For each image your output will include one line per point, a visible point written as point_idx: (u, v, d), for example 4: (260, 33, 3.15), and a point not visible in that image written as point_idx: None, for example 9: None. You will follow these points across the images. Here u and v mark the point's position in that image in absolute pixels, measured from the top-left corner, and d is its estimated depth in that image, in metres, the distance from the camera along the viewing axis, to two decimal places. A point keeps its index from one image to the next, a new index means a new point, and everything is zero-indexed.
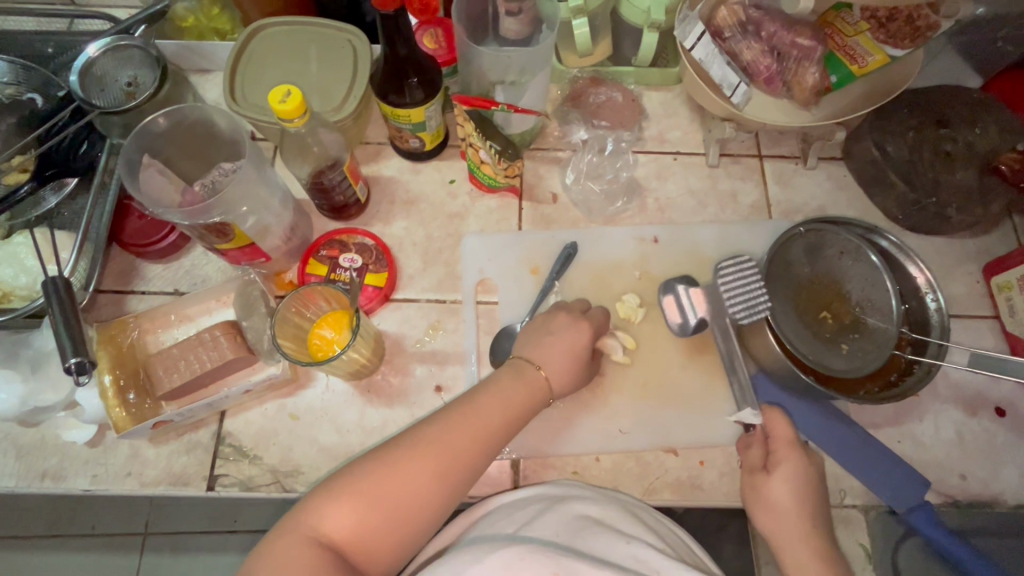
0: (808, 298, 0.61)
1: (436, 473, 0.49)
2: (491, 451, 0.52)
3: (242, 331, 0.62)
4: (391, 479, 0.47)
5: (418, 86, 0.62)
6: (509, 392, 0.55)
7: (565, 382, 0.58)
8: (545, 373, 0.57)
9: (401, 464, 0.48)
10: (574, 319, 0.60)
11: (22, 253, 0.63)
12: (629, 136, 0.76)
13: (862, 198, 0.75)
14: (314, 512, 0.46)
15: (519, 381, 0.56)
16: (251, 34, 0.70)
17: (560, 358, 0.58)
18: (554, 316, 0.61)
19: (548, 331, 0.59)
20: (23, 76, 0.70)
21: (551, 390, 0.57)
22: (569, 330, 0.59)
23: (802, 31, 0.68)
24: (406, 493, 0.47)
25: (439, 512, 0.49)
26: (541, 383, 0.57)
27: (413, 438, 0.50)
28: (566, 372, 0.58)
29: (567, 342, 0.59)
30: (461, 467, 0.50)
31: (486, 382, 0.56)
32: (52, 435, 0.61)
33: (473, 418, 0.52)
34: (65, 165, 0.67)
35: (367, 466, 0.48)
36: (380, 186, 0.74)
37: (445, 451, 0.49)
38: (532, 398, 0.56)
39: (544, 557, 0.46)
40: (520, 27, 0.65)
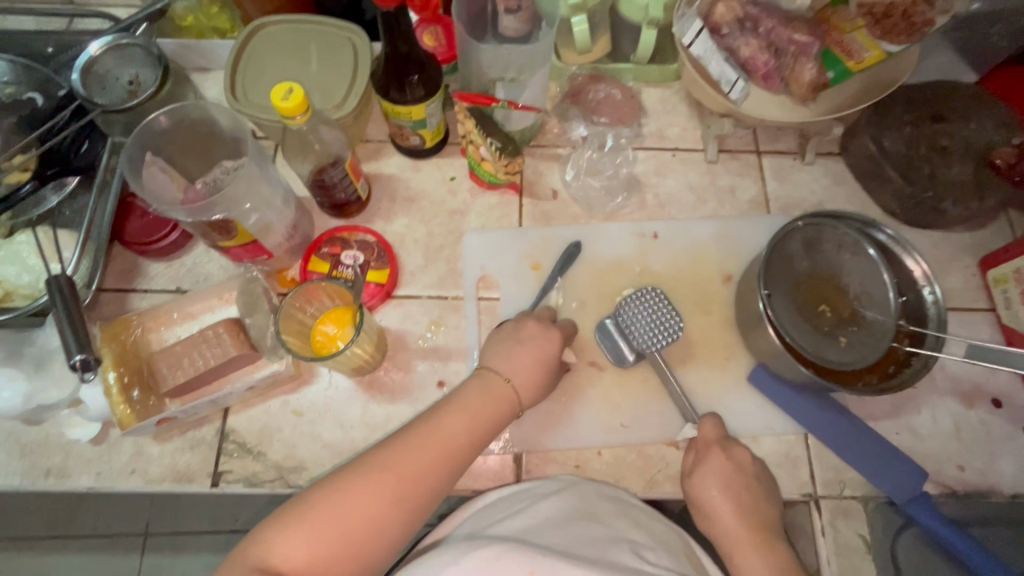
0: (807, 292, 0.62)
1: (394, 496, 0.49)
2: (454, 470, 0.52)
3: (245, 328, 0.62)
4: (346, 506, 0.47)
5: (419, 84, 0.62)
6: (474, 409, 0.55)
7: (532, 393, 0.58)
8: (512, 385, 0.57)
9: (358, 490, 0.48)
10: (543, 328, 0.61)
11: (24, 253, 0.64)
12: (628, 132, 0.76)
13: (860, 193, 0.75)
14: (270, 539, 0.46)
15: (483, 396, 0.56)
16: (251, 33, 0.70)
17: (526, 369, 0.58)
18: (523, 324, 0.61)
19: (514, 339, 0.59)
20: (23, 75, 0.70)
21: (519, 403, 0.58)
22: (532, 342, 0.59)
23: (798, 28, 0.69)
24: (363, 519, 0.47)
25: (397, 537, 0.49)
26: (507, 396, 0.57)
27: (372, 461, 0.50)
28: (531, 384, 0.58)
29: (533, 354, 0.59)
30: (420, 489, 0.50)
31: (452, 398, 0.56)
32: (56, 433, 0.61)
33: (435, 437, 0.52)
34: (66, 164, 0.67)
35: (324, 492, 0.48)
36: (381, 183, 0.74)
37: (405, 474, 0.49)
38: (497, 412, 0.56)
39: (526, 558, 0.47)
40: (518, 24, 0.66)
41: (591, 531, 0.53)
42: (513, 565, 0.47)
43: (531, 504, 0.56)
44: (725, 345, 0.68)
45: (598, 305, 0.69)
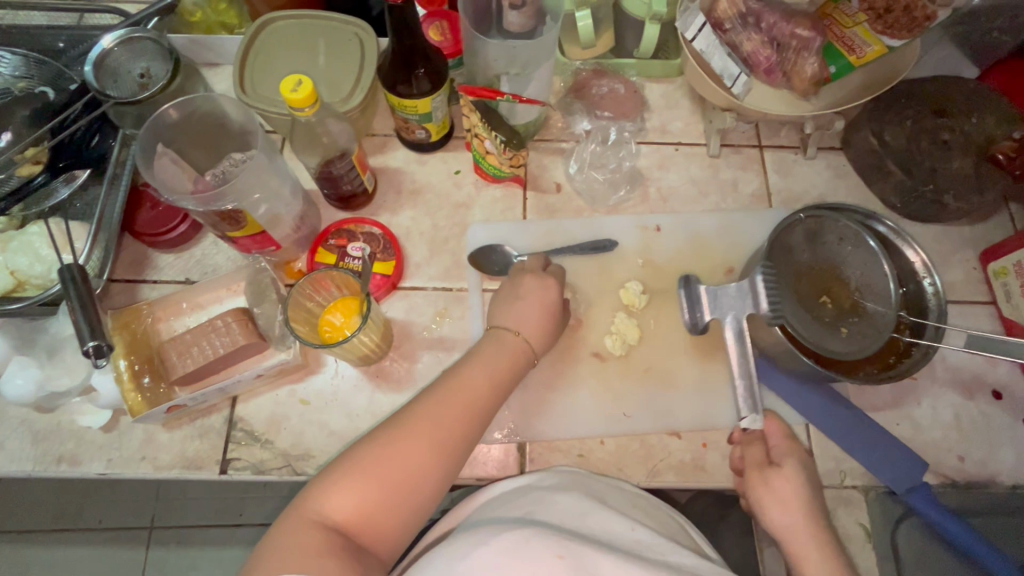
0: (808, 283, 0.62)
1: (433, 444, 0.50)
2: (484, 417, 0.54)
3: (253, 318, 0.63)
4: (389, 457, 0.48)
5: (425, 77, 0.63)
6: (492, 359, 0.57)
7: (541, 342, 0.60)
8: (523, 337, 0.59)
9: (397, 443, 0.49)
10: (540, 279, 0.62)
11: (37, 243, 0.64)
12: (631, 126, 0.77)
13: (861, 187, 0.76)
14: (318, 498, 0.47)
15: (499, 349, 0.58)
16: (259, 28, 0.71)
17: (533, 321, 0.60)
18: (520, 279, 0.62)
19: (516, 295, 0.61)
20: (36, 69, 0.71)
21: (532, 352, 0.59)
22: (538, 295, 0.61)
23: (801, 22, 0.70)
24: (407, 468, 0.48)
25: (441, 483, 0.50)
26: (519, 345, 0.59)
27: (405, 417, 0.51)
28: (540, 333, 0.60)
29: (536, 306, 0.60)
30: (455, 434, 0.51)
31: (470, 353, 0.57)
32: (67, 421, 0.62)
33: (461, 388, 0.54)
34: (78, 156, 0.68)
35: (364, 449, 0.49)
36: (387, 176, 0.75)
37: (438, 422, 0.51)
38: (514, 363, 0.58)
39: (553, 541, 0.47)
40: (524, 20, 0.66)
41: (612, 519, 0.54)
42: (540, 548, 0.46)
43: (549, 492, 0.56)
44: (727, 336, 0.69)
45: (602, 296, 0.70)
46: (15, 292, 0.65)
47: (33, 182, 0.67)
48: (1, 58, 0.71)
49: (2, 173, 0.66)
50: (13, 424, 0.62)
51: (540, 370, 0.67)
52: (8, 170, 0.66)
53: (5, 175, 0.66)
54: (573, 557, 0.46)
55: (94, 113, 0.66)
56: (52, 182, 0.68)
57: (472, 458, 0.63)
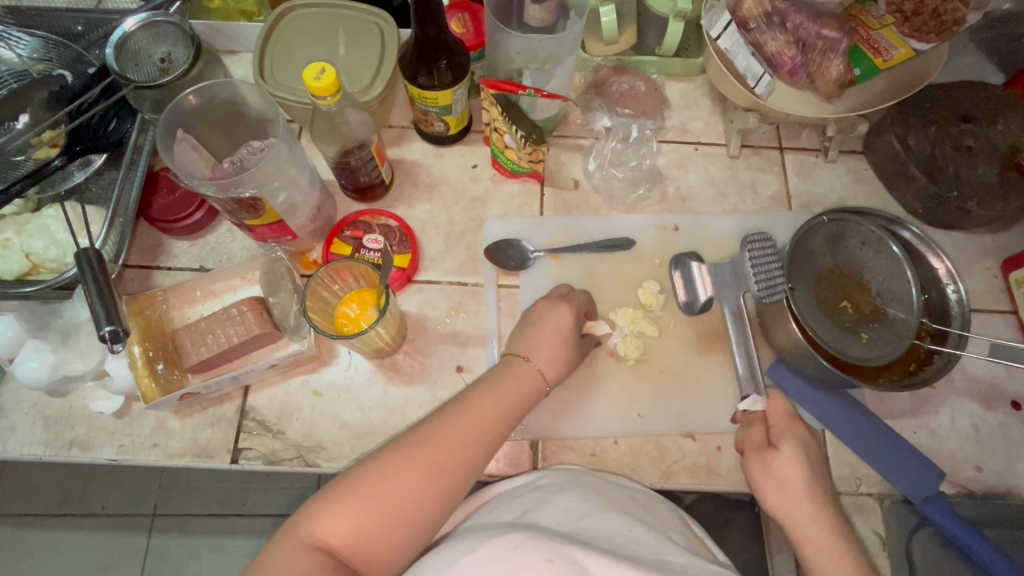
0: (828, 288, 0.62)
1: (435, 473, 0.49)
2: (489, 448, 0.53)
3: (268, 307, 0.63)
4: (391, 482, 0.48)
5: (446, 69, 0.63)
6: (502, 391, 0.55)
7: (558, 375, 0.59)
8: (538, 368, 0.58)
9: (397, 471, 0.48)
10: (555, 304, 0.62)
11: (52, 226, 0.64)
12: (652, 124, 0.76)
13: (882, 192, 0.75)
14: (314, 516, 0.46)
15: (513, 378, 0.56)
16: (278, 16, 0.71)
17: (552, 354, 0.59)
18: (541, 306, 0.62)
19: (537, 323, 0.60)
20: (54, 51, 0.71)
21: (542, 385, 0.58)
22: (556, 323, 0.60)
23: (828, 23, 0.69)
24: (408, 497, 0.48)
25: (435, 518, 0.49)
26: (536, 375, 0.58)
27: (409, 441, 0.50)
28: (556, 366, 0.59)
29: (554, 337, 0.59)
30: (455, 470, 0.50)
31: (480, 383, 0.56)
32: (79, 405, 0.62)
33: (465, 419, 0.52)
34: (95, 141, 0.67)
35: (367, 470, 0.48)
36: (404, 168, 0.74)
37: (440, 453, 0.50)
38: (526, 395, 0.56)
39: (544, 546, 0.47)
40: (545, 14, 0.65)
41: (614, 519, 0.53)
42: (530, 552, 0.46)
43: (550, 493, 0.56)
44: None
45: (618, 295, 0.69)
46: (30, 275, 0.64)
47: (49, 165, 0.66)
48: (20, 40, 0.70)
49: (20, 155, 0.65)
50: (24, 407, 0.62)
51: None
52: (26, 153, 0.65)
53: (23, 158, 0.66)
54: (566, 562, 0.46)
55: (114, 97, 0.65)
56: (68, 166, 0.67)
57: None
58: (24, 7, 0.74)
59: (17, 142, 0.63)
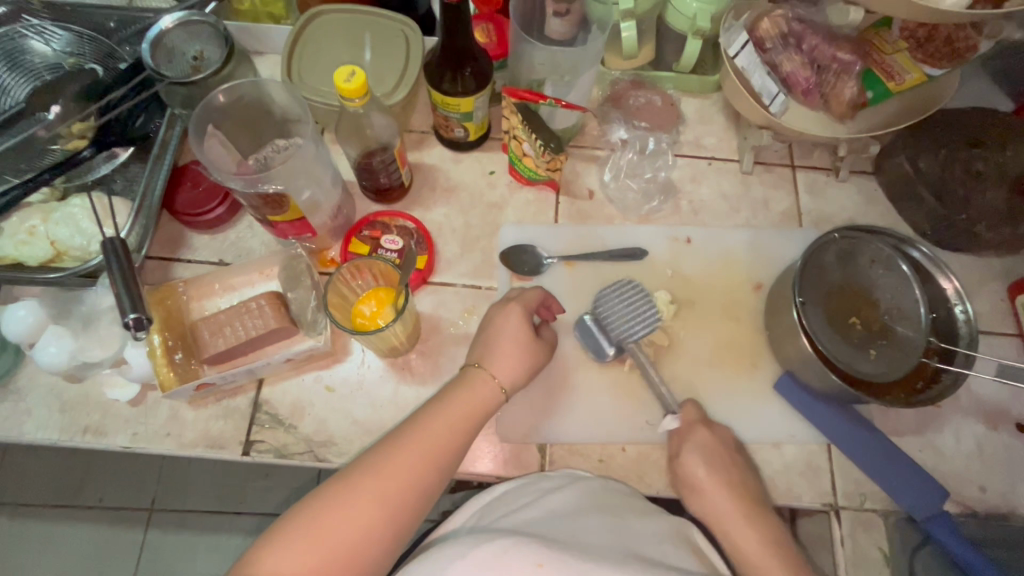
0: (837, 303, 0.63)
1: (387, 502, 0.49)
2: (443, 470, 0.53)
3: (286, 302, 0.64)
4: (340, 516, 0.48)
5: (471, 77, 0.64)
6: (451, 406, 0.55)
7: (514, 379, 0.59)
8: (494, 379, 0.58)
9: (343, 503, 0.48)
10: (505, 306, 0.61)
11: (78, 215, 0.65)
12: (667, 138, 0.78)
13: (891, 212, 0.76)
14: (262, 559, 0.46)
15: (465, 393, 0.56)
16: (308, 19, 0.73)
17: (507, 360, 0.58)
18: (500, 312, 0.61)
19: (492, 332, 0.60)
20: (87, 46, 0.73)
21: (501, 393, 0.58)
22: (512, 330, 0.59)
23: (842, 46, 0.71)
24: (359, 528, 0.48)
25: (387, 548, 0.49)
26: (491, 387, 0.57)
27: (359, 470, 0.50)
28: (513, 372, 0.59)
29: (509, 346, 0.59)
30: (407, 494, 0.50)
31: (432, 401, 0.56)
32: (96, 391, 0.63)
33: (412, 441, 0.52)
34: (123, 135, 0.69)
35: (317, 506, 0.48)
36: (423, 172, 0.76)
37: (387, 479, 0.50)
38: (480, 409, 0.56)
39: (533, 549, 0.48)
40: (566, 28, 0.68)
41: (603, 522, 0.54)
42: (520, 556, 0.48)
43: (540, 496, 0.57)
44: (752, 351, 0.69)
45: None
46: (53, 262, 0.65)
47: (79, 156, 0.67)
48: (54, 33, 0.72)
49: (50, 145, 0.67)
50: (42, 392, 0.63)
51: (563, 373, 0.67)
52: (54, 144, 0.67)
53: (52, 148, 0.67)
54: (553, 564, 0.48)
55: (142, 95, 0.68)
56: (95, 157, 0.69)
57: (492, 456, 0.64)
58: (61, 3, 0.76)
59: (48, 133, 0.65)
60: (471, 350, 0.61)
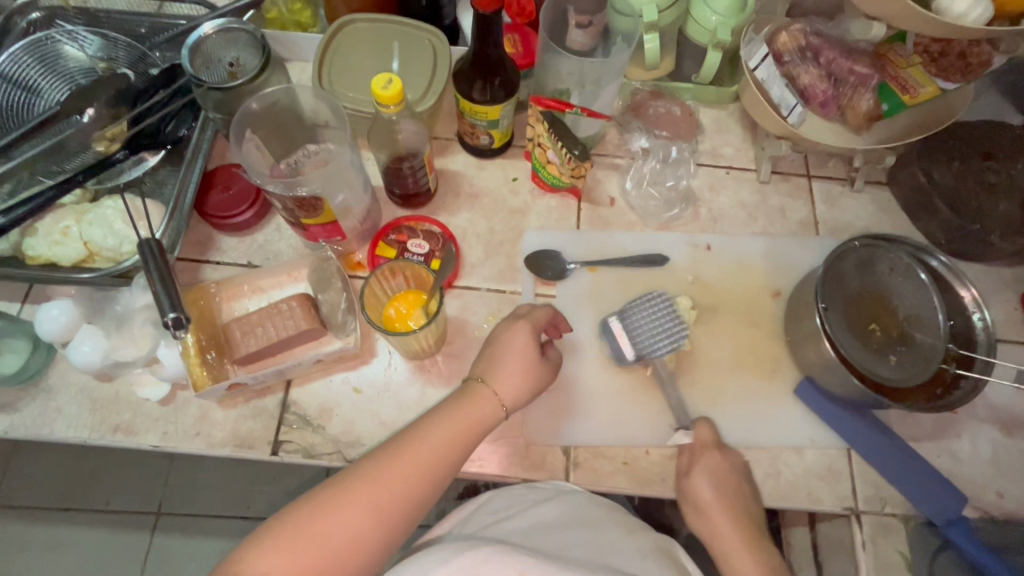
0: (857, 310, 0.64)
1: (376, 512, 0.50)
2: (435, 483, 0.53)
3: (317, 304, 0.65)
4: (326, 521, 0.49)
5: (500, 86, 0.66)
6: (448, 421, 0.55)
7: (515, 399, 0.58)
8: (494, 395, 0.57)
9: (334, 509, 0.49)
10: (512, 325, 0.61)
11: (111, 216, 0.66)
12: (687, 146, 0.79)
13: (906, 222, 0.78)
14: (247, 559, 0.47)
15: (464, 407, 0.56)
16: (338, 28, 0.74)
17: (509, 378, 0.58)
18: (506, 329, 0.61)
19: (498, 348, 0.59)
20: (120, 51, 0.74)
21: (500, 411, 0.58)
22: (517, 348, 0.59)
23: (859, 59, 0.73)
24: (347, 535, 0.49)
25: (373, 556, 0.50)
26: (491, 404, 0.57)
27: (350, 477, 0.51)
28: (514, 389, 0.58)
29: (511, 363, 0.59)
30: (397, 504, 0.51)
31: (430, 413, 0.56)
32: (125, 391, 0.63)
33: (407, 453, 0.53)
34: (154, 139, 0.71)
35: (307, 510, 0.49)
36: (447, 178, 0.77)
37: (378, 490, 0.50)
38: (478, 425, 0.56)
39: (514, 557, 0.51)
40: (586, 39, 0.71)
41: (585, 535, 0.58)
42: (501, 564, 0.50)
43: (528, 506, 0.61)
44: (772, 356, 0.70)
45: None
46: (86, 262, 0.66)
47: (113, 158, 0.68)
48: (88, 39, 0.74)
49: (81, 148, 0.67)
50: (73, 390, 0.63)
51: (586, 376, 0.68)
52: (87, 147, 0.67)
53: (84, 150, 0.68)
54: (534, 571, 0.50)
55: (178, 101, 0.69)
56: (125, 161, 0.70)
57: (517, 457, 0.64)
58: (96, 10, 0.78)
59: (83, 137, 0.65)
60: (474, 363, 0.61)
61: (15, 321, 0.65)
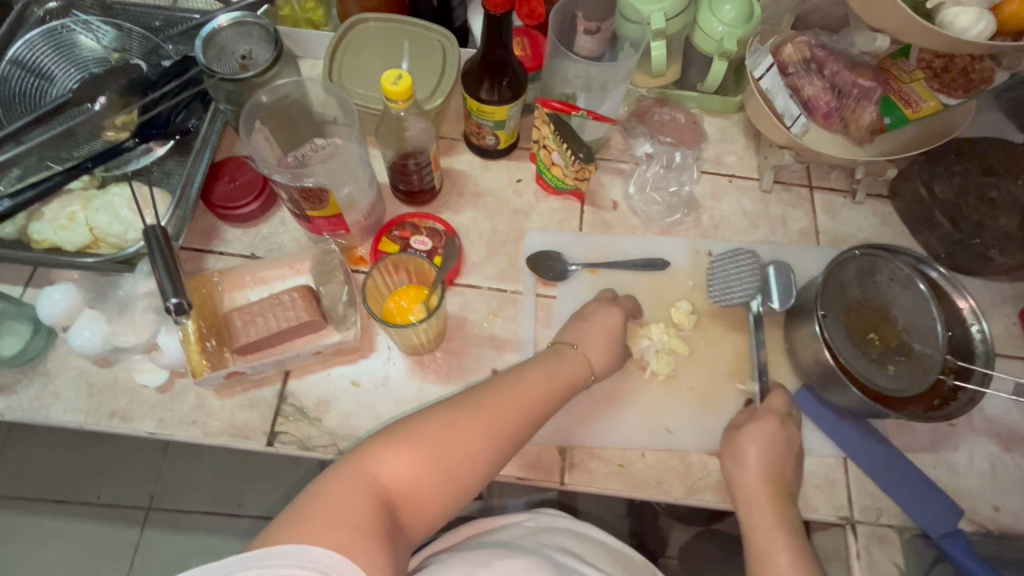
0: (856, 318, 0.64)
1: (490, 432, 0.51)
2: (537, 422, 0.55)
3: (318, 296, 0.65)
4: (447, 433, 0.50)
5: (508, 87, 0.67)
6: (552, 371, 0.58)
7: (605, 365, 0.62)
8: (587, 356, 0.61)
9: (456, 424, 0.50)
10: (604, 304, 0.66)
11: (117, 203, 0.66)
12: (690, 154, 0.80)
13: (906, 235, 0.78)
14: (372, 457, 0.47)
15: (562, 360, 0.60)
16: (349, 27, 0.75)
17: (600, 345, 0.62)
18: (594, 305, 0.66)
19: (587, 320, 0.64)
20: (134, 42, 0.75)
21: (589, 375, 0.61)
22: (606, 322, 0.64)
23: (864, 73, 0.73)
24: (464, 450, 0.49)
25: (484, 475, 0.50)
26: (583, 363, 0.61)
27: (462, 401, 0.52)
28: (604, 357, 0.62)
29: (602, 328, 0.63)
30: (508, 431, 0.52)
31: (531, 360, 0.59)
32: (124, 377, 0.63)
33: (520, 387, 0.55)
34: (164, 129, 0.71)
35: (425, 421, 0.50)
36: (452, 177, 0.77)
37: (498, 413, 0.52)
38: (573, 379, 0.59)
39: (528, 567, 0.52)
40: (594, 45, 0.72)
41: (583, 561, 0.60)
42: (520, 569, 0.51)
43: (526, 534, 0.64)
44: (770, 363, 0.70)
45: (651, 313, 0.72)
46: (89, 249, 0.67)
47: (123, 146, 0.69)
48: (103, 30, 0.75)
49: (93, 136, 0.69)
50: (71, 375, 0.63)
51: None
52: (99, 135, 0.69)
53: (95, 138, 0.69)
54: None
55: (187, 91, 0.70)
56: (134, 149, 0.70)
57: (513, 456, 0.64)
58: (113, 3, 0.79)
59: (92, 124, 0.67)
60: (560, 331, 0.65)
61: (16, 303, 0.65)
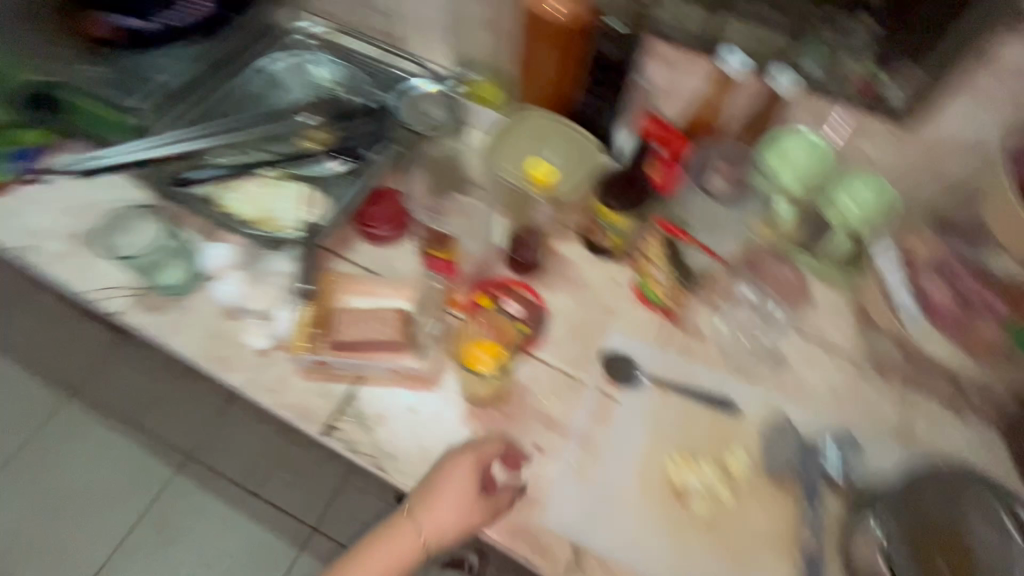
0: (941, 547, 0.57)
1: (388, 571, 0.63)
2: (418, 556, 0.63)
3: (412, 322, 0.74)
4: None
5: (631, 199, 0.79)
6: (433, 501, 0.61)
7: (438, 538, 0.62)
8: (419, 534, 0.62)
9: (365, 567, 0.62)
10: (461, 463, 0.63)
11: (290, 198, 0.83)
12: (788, 312, 0.82)
13: (1007, 471, 0.72)
14: None
15: (422, 498, 0.62)
16: (524, 112, 0.85)
17: (441, 512, 0.61)
18: (455, 460, 0.64)
19: (436, 485, 0.62)
20: (351, 82, 0.95)
21: (418, 540, 0.62)
22: (454, 493, 0.61)
23: (990, 290, 0.72)
24: None
25: None
26: (413, 536, 0.63)
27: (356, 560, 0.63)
28: (436, 529, 0.62)
29: (453, 493, 0.61)
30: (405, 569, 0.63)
31: (419, 493, 0.63)
32: (236, 333, 0.73)
33: (393, 547, 0.63)
34: (344, 149, 0.86)
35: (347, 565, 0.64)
36: (558, 258, 0.83)
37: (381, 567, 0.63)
38: (410, 554, 0.63)
39: None
40: (726, 187, 0.80)
41: None
42: None
43: None
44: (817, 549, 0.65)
45: (705, 450, 0.71)
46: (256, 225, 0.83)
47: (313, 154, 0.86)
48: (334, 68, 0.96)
49: (295, 140, 0.88)
50: (199, 316, 0.75)
51: (619, 487, 0.68)
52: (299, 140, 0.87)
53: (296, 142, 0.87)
54: None
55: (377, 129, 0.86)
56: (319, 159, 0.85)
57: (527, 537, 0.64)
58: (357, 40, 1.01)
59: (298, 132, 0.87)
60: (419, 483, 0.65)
61: (184, 245, 0.79)
